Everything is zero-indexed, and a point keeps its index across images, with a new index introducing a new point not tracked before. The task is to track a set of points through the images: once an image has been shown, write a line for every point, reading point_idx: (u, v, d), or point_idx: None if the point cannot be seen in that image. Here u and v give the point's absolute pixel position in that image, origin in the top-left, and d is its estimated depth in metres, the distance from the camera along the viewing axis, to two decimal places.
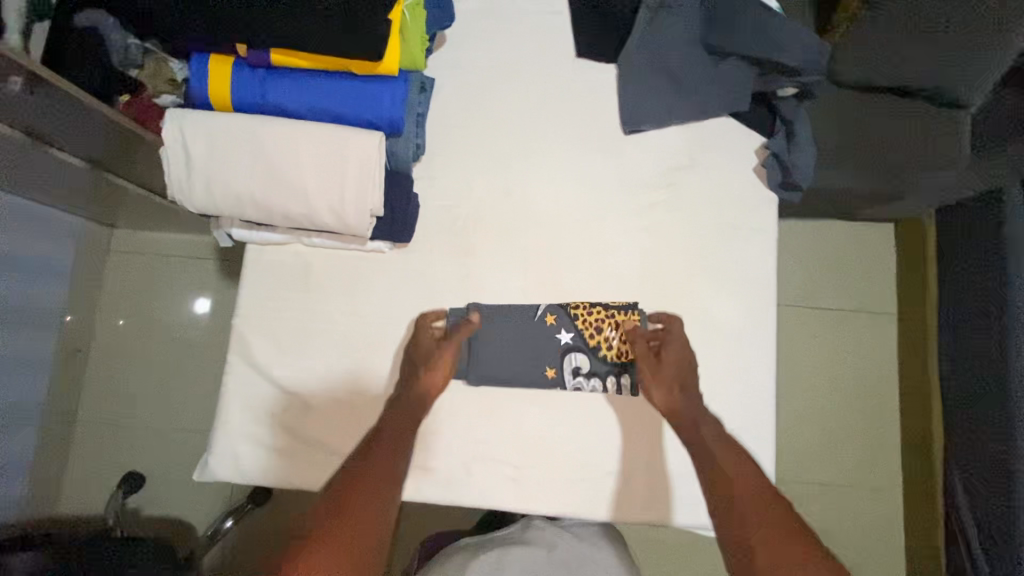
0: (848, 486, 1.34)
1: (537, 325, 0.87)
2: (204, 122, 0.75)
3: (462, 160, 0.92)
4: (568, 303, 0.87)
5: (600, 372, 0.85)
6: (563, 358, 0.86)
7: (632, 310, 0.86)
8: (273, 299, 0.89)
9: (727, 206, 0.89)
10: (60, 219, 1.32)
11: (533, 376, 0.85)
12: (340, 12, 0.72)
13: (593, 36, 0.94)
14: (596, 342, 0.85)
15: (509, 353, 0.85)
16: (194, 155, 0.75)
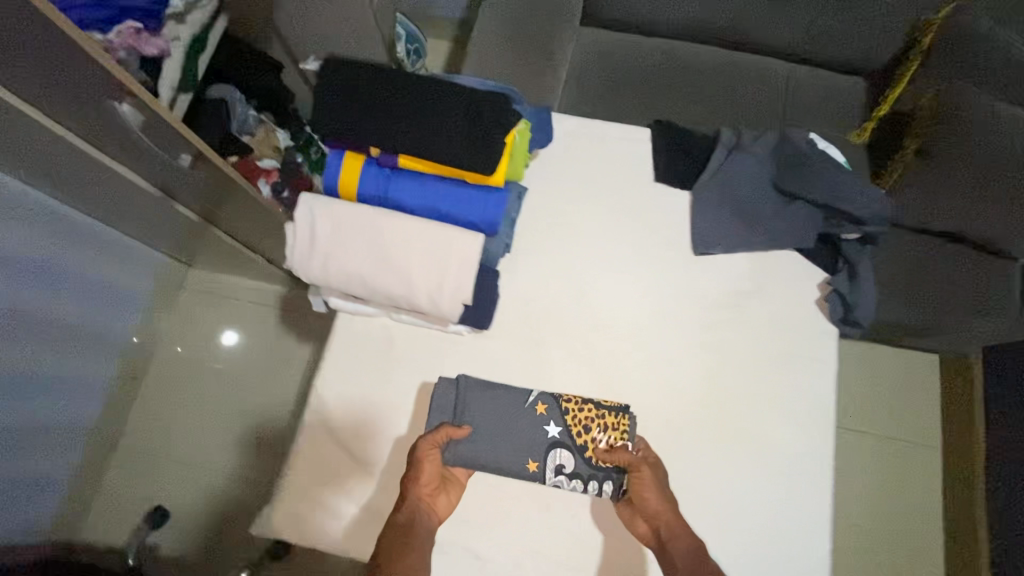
0: None
1: (527, 414, 0.88)
2: (334, 207, 0.86)
3: (543, 258, 1.00)
4: (560, 397, 0.90)
5: (581, 475, 0.87)
6: (548, 452, 0.87)
7: (621, 415, 0.88)
8: (353, 366, 0.96)
9: (789, 335, 0.94)
10: (142, 250, 1.40)
11: (513, 463, 0.87)
12: (467, 133, 0.84)
13: (671, 162, 1.05)
14: (582, 441, 0.87)
15: (492, 436, 0.87)
16: (320, 236, 0.85)
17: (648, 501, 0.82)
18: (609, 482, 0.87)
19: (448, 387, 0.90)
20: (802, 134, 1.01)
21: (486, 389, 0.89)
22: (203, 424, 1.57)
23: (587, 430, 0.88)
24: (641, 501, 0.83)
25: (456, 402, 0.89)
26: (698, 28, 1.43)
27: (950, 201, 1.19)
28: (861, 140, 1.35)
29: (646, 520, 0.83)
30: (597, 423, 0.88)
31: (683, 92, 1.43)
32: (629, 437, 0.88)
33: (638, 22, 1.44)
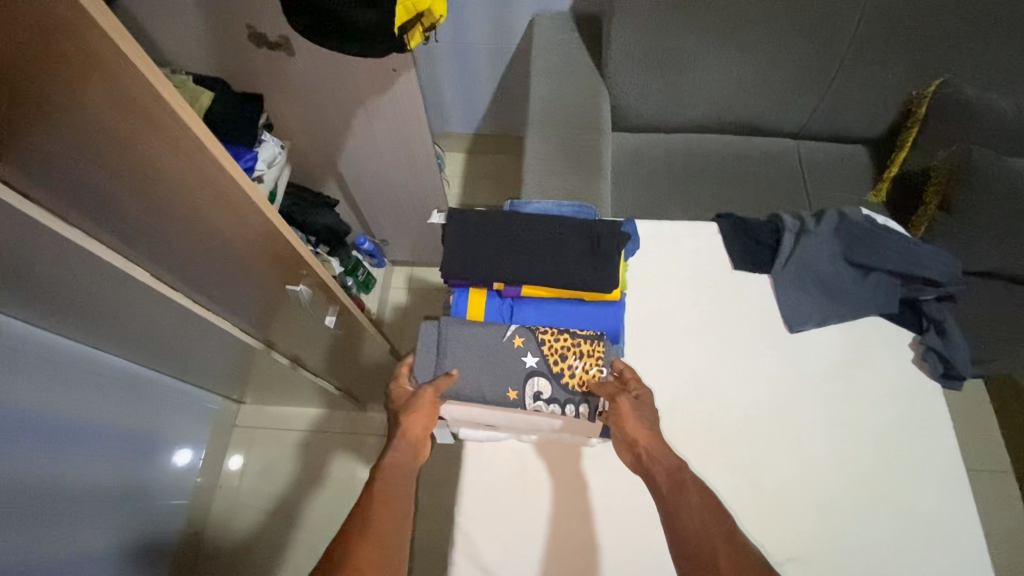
0: None
1: (504, 347, 0.85)
2: (465, 332, 0.86)
3: (653, 360, 1.04)
4: (537, 328, 0.86)
5: (558, 400, 0.84)
6: (525, 380, 0.84)
7: (597, 342, 0.85)
8: (493, 496, 0.96)
9: (902, 400, 1.00)
10: (186, 393, 1.59)
11: (490, 395, 0.84)
12: (584, 256, 0.91)
13: (745, 251, 1.14)
14: (560, 368, 0.84)
15: (468, 370, 0.85)
16: (451, 362, 0.85)
17: (626, 431, 0.80)
18: (586, 406, 0.84)
19: (432, 330, 0.88)
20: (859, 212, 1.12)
21: (467, 325, 0.87)
22: (269, 556, 1.64)
23: (564, 359, 0.84)
24: (626, 426, 0.80)
25: (439, 344, 0.87)
26: (712, 124, 1.60)
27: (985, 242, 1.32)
28: (879, 200, 1.54)
29: (626, 449, 0.80)
30: (573, 351, 0.85)
31: (709, 181, 1.58)
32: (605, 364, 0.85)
33: (658, 124, 1.61)
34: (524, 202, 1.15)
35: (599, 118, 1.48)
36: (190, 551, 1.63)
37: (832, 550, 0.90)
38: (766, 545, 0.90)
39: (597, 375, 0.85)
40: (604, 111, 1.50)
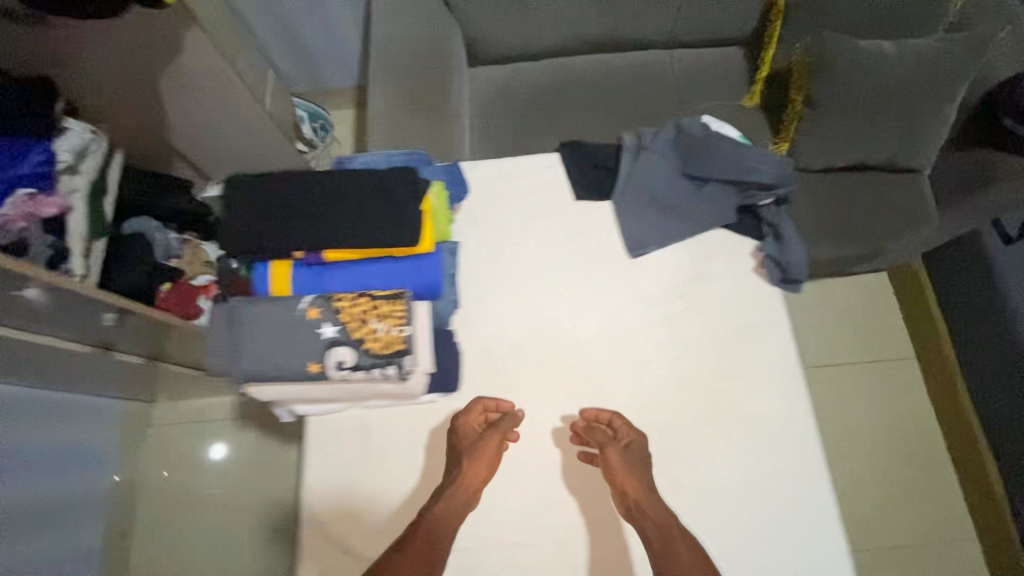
0: (913, 505, 1.63)
1: (297, 322, 0.80)
2: (256, 315, 0.81)
3: (494, 305, 1.02)
4: (332, 295, 0.81)
5: (364, 365, 0.80)
6: (325, 351, 0.80)
7: (396, 301, 0.81)
8: (338, 467, 0.94)
9: (743, 310, 0.98)
10: (93, 399, 1.30)
11: (293, 373, 0.80)
12: (381, 212, 0.85)
13: (587, 178, 1.09)
14: (360, 334, 0.80)
15: (265, 354, 0.80)
16: (244, 346, 0.80)
17: (617, 482, 0.86)
18: (393, 368, 0.80)
19: (222, 319, 0.82)
20: (696, 121, 1.06)
21: (257, 306, 0.81)
22: None
23: (364, 324, 0.80)
24: (621, 483, 0.85)
25: (231, 333, 0.81)
26: (577, 43, 1.51)
27: (844, 136, 1.30)
28: (754, 104, 1.46)
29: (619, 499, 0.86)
30: (373, 313, 0.80)
31: (582, 104, 1.49)
32: (406, 322, 0.80)
33: (520, 52, 1.51)
34: (348, 157, 1.09)
35: (448, 52, 1.38)
36: None
37: (672, 467, 0.91)
38: (726, 569, 0.86)
39: (402, 336, 0.80)
40: (453, 45, 1.40)
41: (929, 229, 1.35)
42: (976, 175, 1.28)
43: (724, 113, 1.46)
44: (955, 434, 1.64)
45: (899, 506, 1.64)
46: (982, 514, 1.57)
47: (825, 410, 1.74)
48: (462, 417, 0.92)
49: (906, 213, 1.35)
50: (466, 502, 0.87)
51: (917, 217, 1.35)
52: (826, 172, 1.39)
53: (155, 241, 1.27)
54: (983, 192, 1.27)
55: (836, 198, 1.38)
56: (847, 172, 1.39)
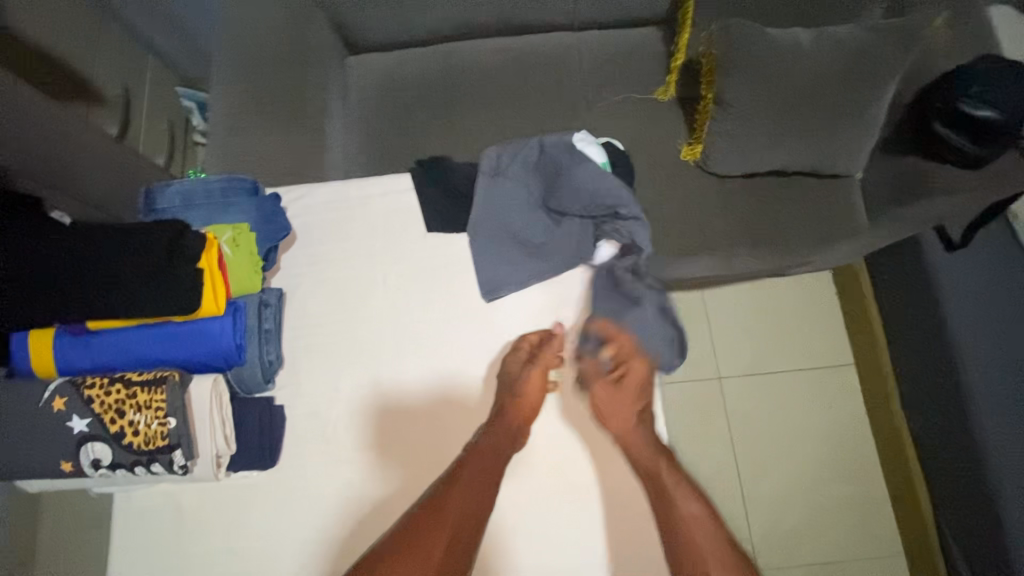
0: (842, 519, 1.57)
1: (41, 414, 0.68)
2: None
3: (328, 360, 0.89)
4: (83, 383, 0.69)
5: (123, 463, 0.68)
6: (78, 449, 0.68)
7: (156, 387, 0.68)
8: (143, 553, 0.84)
9: (607, 363, 0.87)
10: None
11: (42, 473, 0.69)
12: (135, 279, 0.70)
13: (441, 207, 0.95)
14: (117, 428, 0.68)
15: (4, 452, 0.68)
16: None
17: (611, 423, 0.80)
18: (159, 465, 0.69)
19: None
20: (564, 145, 0.93)
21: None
22: None
23: (121, 416, 0.68)
24: (612, 423, 0.80)
25: None
26: (467, 27, 1.32)
27: (757, 140, 1.15)
28: (669, 97, 1.28)
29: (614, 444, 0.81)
30: (127, 404, 0.68)
31: (475, 97, 1.30)
32: (169, 413, 0.68)
33: (404, 39, 1.32)
34: (157, 187, 0.88)
35: (311, 45, 1.20)
36: None
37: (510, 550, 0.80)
38: None
39: (164, 430, 0.68)
40: (315, 35, 1.22)
41: (857, 242, 1.21)
42: (903, 184, 1.14)
43: (634, 109, 1.29)
44: (889, 444, 1.56)
45: (828, 521, 1.57)
46: (906, 526, 1.52)
47: (755, 421, 1.64)
48: (522, 340, 0.87)
49: (830, 225, 1.22)
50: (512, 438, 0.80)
51: (842, 226, 1.22)
52: (744, 177, 1.25)
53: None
54: (910, 203, 1.12)
55: (753, 207, 1.24)
56: (766, 176, 1.25)
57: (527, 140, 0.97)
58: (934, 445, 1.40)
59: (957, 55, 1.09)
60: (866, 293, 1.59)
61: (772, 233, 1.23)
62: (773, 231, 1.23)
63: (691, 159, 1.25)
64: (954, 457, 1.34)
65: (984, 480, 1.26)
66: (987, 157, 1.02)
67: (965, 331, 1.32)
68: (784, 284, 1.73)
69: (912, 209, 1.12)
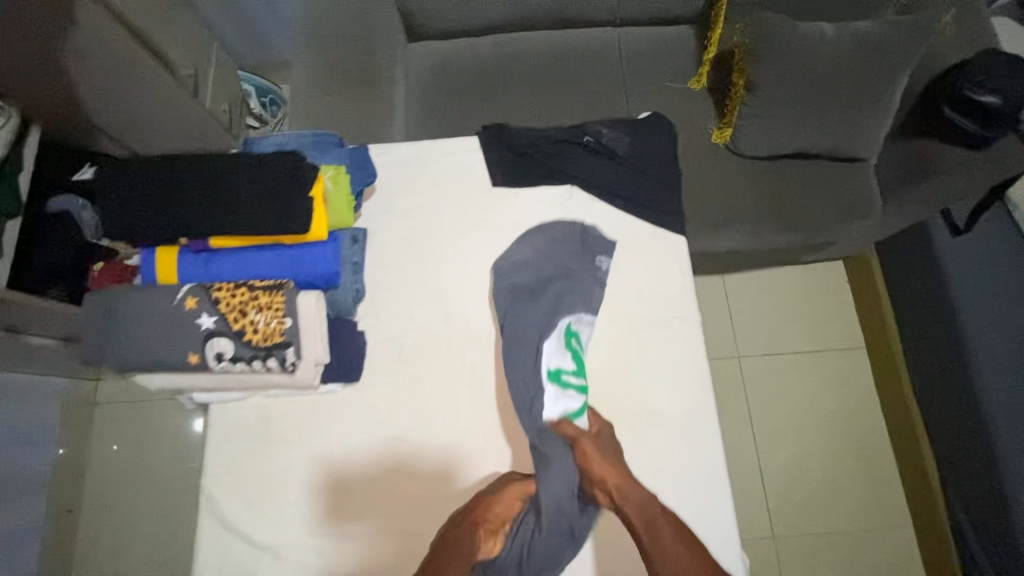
0: (853, 491, 1.65)
1: (175, 311, 0.78)
2: (134, 305, 0.79)
3: (403, 294, 1.00)
4: (212, 286, 0.79)
5: (243, 357, 0.78)
6: (205, 342, 0.78)
7: (276, 291, 0.79)
8: (235, 456, 0.93)
9: (654, 302, 0.97)
10: None
11: (172, 363, 0.79)
12: (263, 202, 0.82)
13: (506, 163, 1.06)
14: (240, 326, 0.78)
15: (141, 343, 0.78)
16: (120, 334, 0.79)
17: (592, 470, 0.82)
18: (273, 360, 0.79)
19: (97, 306, 0.80)
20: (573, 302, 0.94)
21: (135, 294, 0.80)
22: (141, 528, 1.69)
23: (244, 315, 0.78)
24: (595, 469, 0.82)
25: (106, 319, 0.79)
26: (518, 18, 1.45)
27: (784, 123, 1.28)
28: (701, 86, 1.42)
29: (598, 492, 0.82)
30: (252, 305, 0.78)
31: (524, 82, 1.43)
32: (287, 314, 0.79)
33: (462, 27, 1.45)
34: (256, 136, 1.00)
35: (381, 28, 1.33)
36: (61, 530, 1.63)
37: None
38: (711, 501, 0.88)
39: (281, 329, 0.78)
40: (384, 18, 1.34)
41: (869, 220, 1.33)
42: (913, 164, 1.26)
43: (669, 95, 1.42)
44: (898, 422, 1.65)
45: (838, 493, 1.65)
46: (915, 499, 1.60)
47: (770, 398, 1.74)
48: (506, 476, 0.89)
49: (846, 204, 1.34)
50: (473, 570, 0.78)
51: (857, 205, 1.34)
52: (770, 158, 1.37)
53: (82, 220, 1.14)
54: (921, 182, 1.24)
55: (775, 186, 1.36)
56: (790, 158, 1.37)
57: (539, 276, 0.96)
58: (941, 418, 1.49)
59: (965, 49, 1.21)
60: (876, 279, 1.70)
61: (793, 211, 1.34)
62: (793, 207, 1.34)
63: (721, 142, 1.38)
64: (959, 427, 1.42)
65: (988, 447, 1.34)
66: (990, 139, 1.14)
67: (970, 309, 1.41)
68: (800, 271, 1.83)
69: (923, 188, 1.24)
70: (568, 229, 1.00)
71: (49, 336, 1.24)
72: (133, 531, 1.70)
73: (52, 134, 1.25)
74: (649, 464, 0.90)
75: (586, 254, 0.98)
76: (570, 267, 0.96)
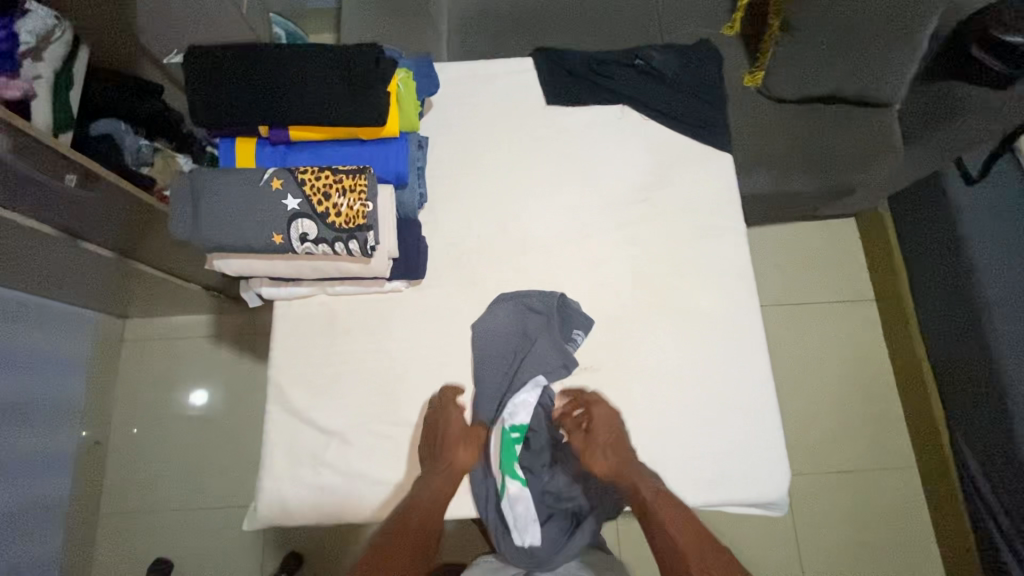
0: (861, 434, 1.73)
1: (261, 192, 0.81)
2: (220, 186, 0.82)
3: (461, 203, 1.04)
4: (297, 170, 0.82)
5: (327, 239, 0.82)
6: (289, 223, 0.81)
7: (359, 175, 0.82)
8: (300, 351, 0.97)
9: (704, 213, 1.02)
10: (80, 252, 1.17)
11: (256, 244, 0.82)
12: (346, 89, 0.85)
13: (560, 83, 1.10)
14: (324, 208, 0.81)
15: (227, 223, 0.81)
16: (207, 213, 0.81)
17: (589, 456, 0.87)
18: (355, 243, 0.82)
19: (184, 186, 0.83)
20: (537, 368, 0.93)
21: (220, 177, 0.82)
22: (170, 462, 1.72)
23: (328, 199, 0.81)
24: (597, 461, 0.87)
25: (193, 199, 0.82)
26: None
27: (815, 65, 1.33)
28: (734, 33, 1.47)
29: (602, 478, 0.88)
30: (335, 189, 0.81)
31: (563, 22, 1.47)
32: (369, 198, 0.82)
33: None
34: None
35: None
36: (92, 459, 1.66)
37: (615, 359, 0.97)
38: (739, 428, 0.94)
39: (364, 213, 0.82)
40: None
41: (891, 162, 1.40)
42: (935, 107, 1.33)
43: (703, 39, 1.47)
44: (907, 368, 1.72)
45: (847, 434, 1.73)
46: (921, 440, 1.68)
47: (784, 345, 1.81)
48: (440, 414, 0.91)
49: (871, 147, 1.40)
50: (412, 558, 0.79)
51: (880, 148, 1.40)
52: (799, 102, 1.42)
53: (123, 146, 1.30)
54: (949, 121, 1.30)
55: (802, 129, 1.42)
56: (817, 103, 1.43)
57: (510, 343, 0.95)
58: (947, 355, 1.56)
59: None
60: (889, 232, 1.76)
61: (821, 152, 1.40)
62: (819, 149, 1.40)
63: (752, 85, 1.44)
64: (968, 362, 1.49)
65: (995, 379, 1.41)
66: (1013, 75, 1.22)
67: (981, 251, 1.48)
68: (815, 225, 1.90)
69: (950, 126, 1.30)
70: (547, 300, 0.96)
71: (107, 248, 1.22)
72: (164, 466, 1.72)
73: (105, 56, 1.33)
74: (697, 360, 0.97)
75: (562, 329, 0.95)
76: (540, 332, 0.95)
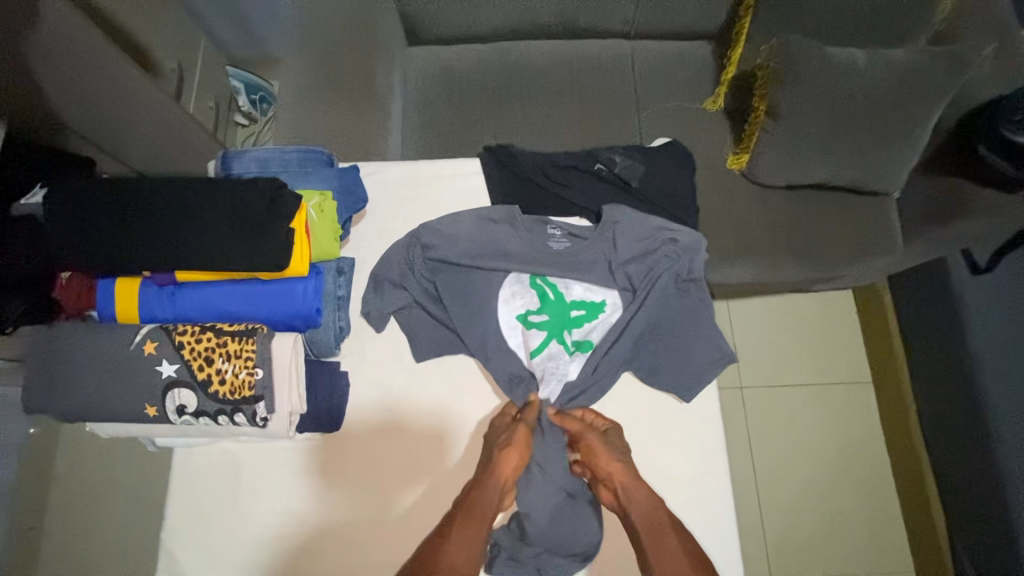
0: (864, 549, 1.46)
1: (132, 357, 0.70)
2: (84, 348, 0.70)
3: (391, 332, 0.92)
4: (175, 329, 0.70)
5: (208, 411, 0.70)
6: (164, 394, 0.69)
7: (247, 338, 0.70)
8: (197, 509, 0.85)
9: (663, 348, 0.90)
10: None
11: (127, 414, 0.70)
12: (232, 230, 0.73)
13: (510, 192, 0.99)
14: (204, 376, 0.69)
15: (92, 394, 0.69)
16: (71, 380, 0.70)
17: (593, 462, 0.79)
18: (242, 415, 0.71)
19: (45, 343, 0.71)
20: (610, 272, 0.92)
21: (87, 337, 0.71)
22: None
23: (209, 365, 0.69)
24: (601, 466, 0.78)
25: (55, 360, 0.70)
26: (528, 27, 1.36)
27: (808, 151, 1.18)
28: (717, 108, 1.33)
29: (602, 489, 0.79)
30: (219, 354, 0.70)
31: (530, 96, 1.35)
32: (258, 364, 0.70)
33: (465, 34, 1.37)
34: (234, 152, 0.93)
35: (379, 33, 1.25)
36: None
37: (533, 494, 0.80)
38: None
39: (252, 384, 0.70)
40: (384, 22, 1.26)
41: (892, 257, 1.25)
42: (938, 203, 1.20)
43: (684, 115, 1.34)
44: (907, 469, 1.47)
45: (840, 539, 1.47)
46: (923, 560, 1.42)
47: (767, 439, 1.55)
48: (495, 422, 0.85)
49: (873, 241, 1.25)
50: (501, 492, 0.76)
51: (880, 241, 1.25)
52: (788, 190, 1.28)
53: None
54: (954, 221, 1.17)
55: (793, 216, 1.27)
56: (809, 189, 1.28)
57: (465, 295, 0.91)
58: (944, 459, 1.36)
59: (1001, 86, 1.15)
60: (888, 309, 1.55)
61: (813, 243, 1.25)
62: (812, 240, 1.25)
63: (736, 168, 1.29)
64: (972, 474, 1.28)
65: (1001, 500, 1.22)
66: None
67: (989, 349, 1.30)
68: (803, 298, 1.67)
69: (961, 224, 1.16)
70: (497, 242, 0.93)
71: None
72: None
73: None
74: None
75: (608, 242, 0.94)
76: (510, 253, 0.92)
